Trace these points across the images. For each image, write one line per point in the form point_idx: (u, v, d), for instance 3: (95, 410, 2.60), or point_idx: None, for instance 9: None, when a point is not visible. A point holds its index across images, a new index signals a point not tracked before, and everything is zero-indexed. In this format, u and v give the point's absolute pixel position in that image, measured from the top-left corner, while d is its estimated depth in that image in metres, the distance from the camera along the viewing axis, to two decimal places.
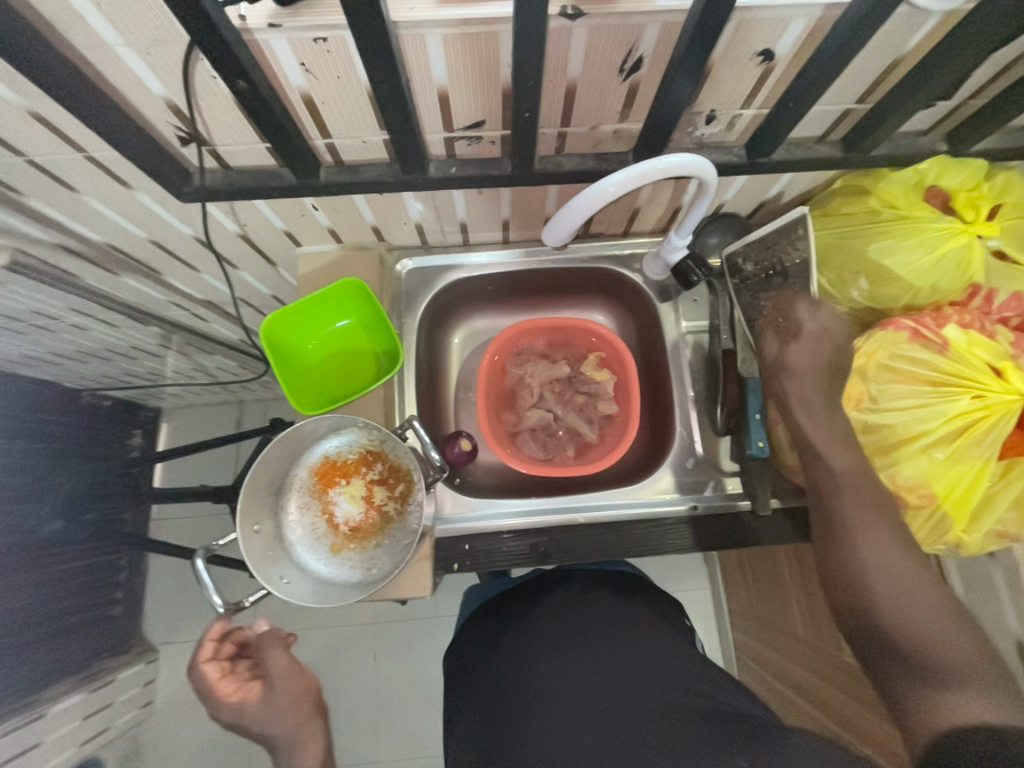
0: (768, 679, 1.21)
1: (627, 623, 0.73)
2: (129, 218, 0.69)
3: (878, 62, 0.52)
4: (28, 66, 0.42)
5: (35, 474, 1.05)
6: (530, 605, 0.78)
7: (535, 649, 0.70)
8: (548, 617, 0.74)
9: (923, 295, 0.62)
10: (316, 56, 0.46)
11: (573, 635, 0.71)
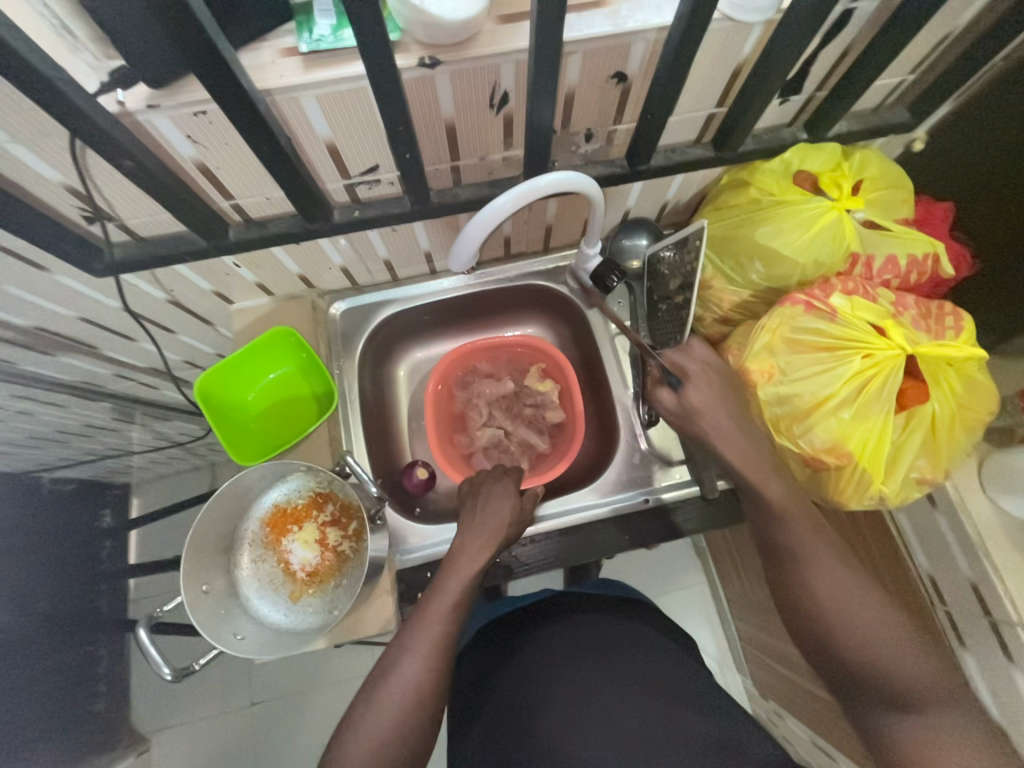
0: (774, 665, 1.20)
1: (644, 649, 0.69)
2: (52, 299, 0.70)
3: (720, 71, 0.57)
4: None
5: None
6: (535, 633, 0.73)
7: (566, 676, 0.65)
8: (557, 647, 0.70)
9: (810, 270, 0.67)
10: (199, 128, 0.49)
11: (585, 661, 0.67)
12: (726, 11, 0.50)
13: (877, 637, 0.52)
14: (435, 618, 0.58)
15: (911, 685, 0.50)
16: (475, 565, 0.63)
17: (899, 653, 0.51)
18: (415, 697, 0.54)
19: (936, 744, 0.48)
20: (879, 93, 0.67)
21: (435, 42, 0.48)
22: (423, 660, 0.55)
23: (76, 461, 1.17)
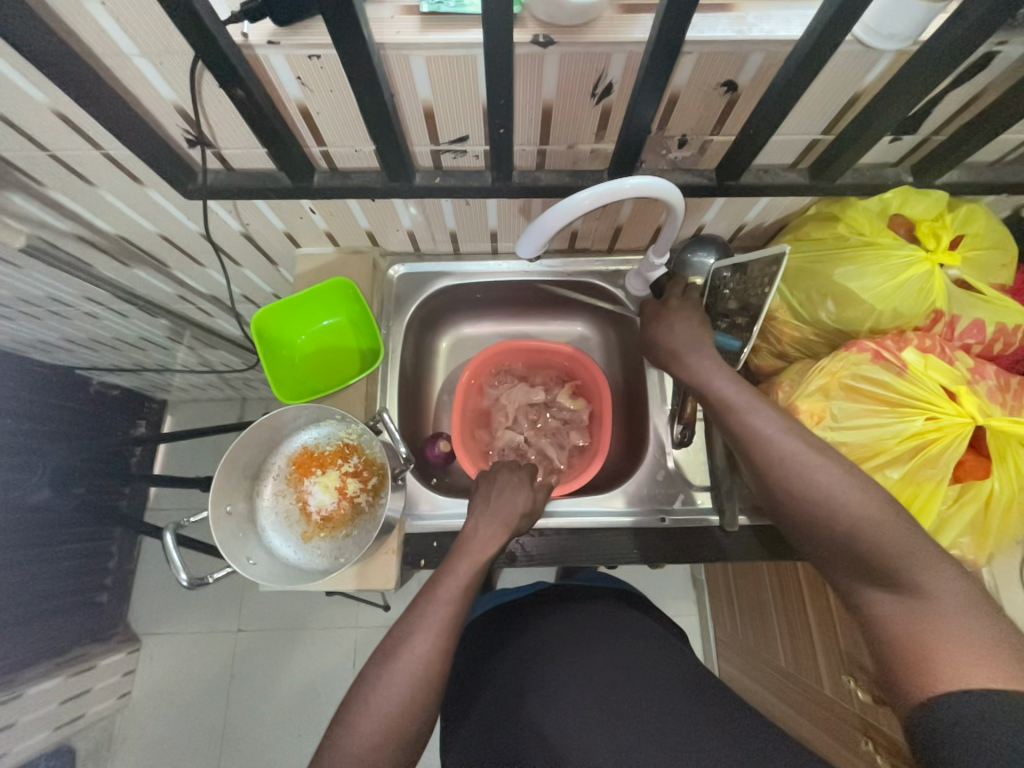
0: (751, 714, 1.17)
1: (639, 644, 0.69)
2: (139, 211, 0.74)
3: (836, 96, 0.55)
4: (58, 72, 0.47)
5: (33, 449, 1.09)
6: (530, 626, 0.74)
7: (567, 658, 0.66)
8: (552, 637, 0.70)
9: (886, 319, 0.64)
10: (310, 71, 0.51)
11: (579, 652, 0.67)
12: (858, 34, 0.48)
13: (872, 539, 0.48)
14: (446, 595, 0.59)
15: (899, 553, 0.46)
16: (486, 548, 0.64)
17: (880, 525, 0.48)
18: (424, 668, 0.54)
19: (918, 619, 0.44)
20: (1002, 149, 0.63)
21: (553, 21, 0.47)
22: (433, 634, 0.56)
23: (126, 368, 1.24)
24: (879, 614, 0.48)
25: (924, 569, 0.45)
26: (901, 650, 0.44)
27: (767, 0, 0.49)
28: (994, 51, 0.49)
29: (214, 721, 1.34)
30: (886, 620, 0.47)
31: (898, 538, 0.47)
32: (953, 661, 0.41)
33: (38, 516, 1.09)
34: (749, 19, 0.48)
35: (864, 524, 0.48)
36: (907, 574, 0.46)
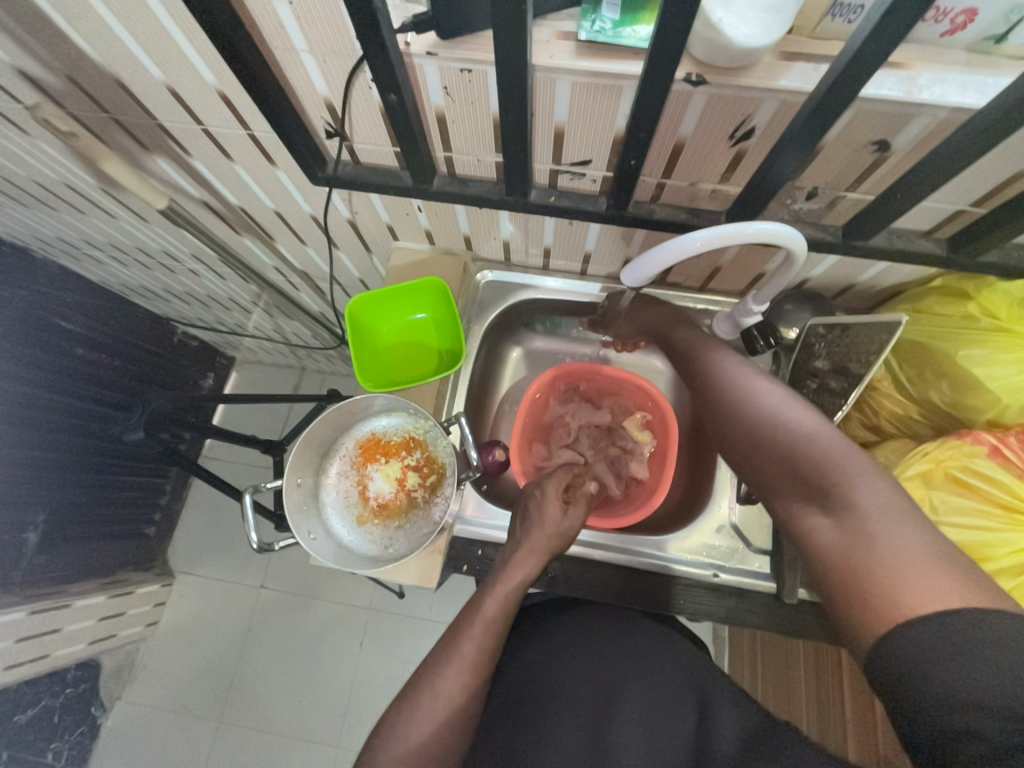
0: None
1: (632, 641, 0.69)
2: (264, 188, 0.80)
3: (999, 171, 0.51)
4: (238, 62, 0.52)
5: (127, 387, 1.22)
6: (527, 645, 0.72)
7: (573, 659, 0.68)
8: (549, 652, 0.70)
9: (1011, 414, 0.58)
10: (459, 83, 0.52)
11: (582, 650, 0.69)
12: None
13: (813, 465, 0.51)
14: (464, 652, 0.59)
15: (835, 472, 0.49)
16: (514, 593, 0.64)
17: (817, 446, 0.51)
18: (440, 728, 0.55)
19: (850, 534, 0.47)
20: None
21: (710, 61, 0.47)
22: (448, 692, 0.56)
23: (210, 324, 1.35)
24: (813, 534, 0.50)
25: (859, 487, 0.48)
26: (839, 570, 0.46)
27: (944, 64, 0.46)
28: None
29: (224, 667, 1.40)
30: (819, 540, 0.49)
31: (833, 456, 0.50)
32: (884, 571, 0.43)
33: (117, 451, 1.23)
34: (921, 80, 0.46)
35: (808, 457, 0.52)
36: (840, 491, 0.49)
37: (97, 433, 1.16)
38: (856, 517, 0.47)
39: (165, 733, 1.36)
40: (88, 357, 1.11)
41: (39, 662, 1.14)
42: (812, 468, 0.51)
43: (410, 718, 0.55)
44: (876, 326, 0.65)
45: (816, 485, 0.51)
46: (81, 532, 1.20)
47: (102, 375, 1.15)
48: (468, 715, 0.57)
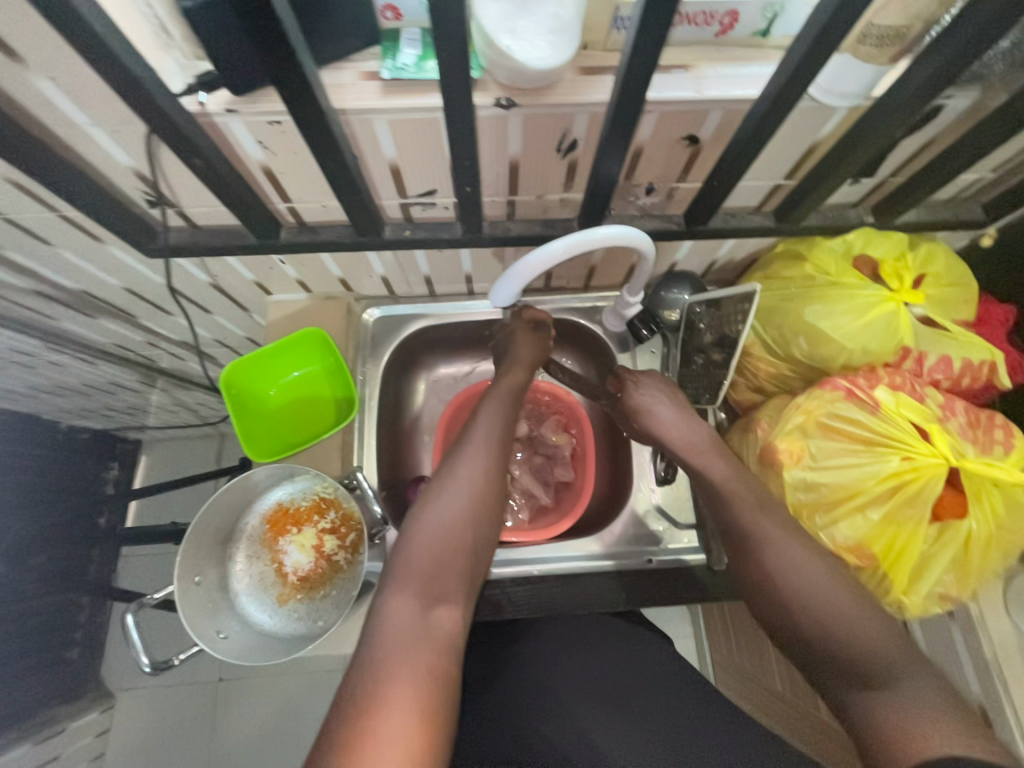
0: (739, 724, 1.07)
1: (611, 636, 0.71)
2: (102, 268, 0.72)
3: (795, 147, 0.56)
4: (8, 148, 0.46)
5: None
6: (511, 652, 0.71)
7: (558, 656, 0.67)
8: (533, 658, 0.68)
9: (857, 357, 0.65)
10: (271, 136, 0.50)
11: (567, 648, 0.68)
12: (811, 91, 0.49)
13: (867, 647, 0.46)
14: (478, 435, 0.61)
15: (887, 655, 0.45)
16: (507, 400, 0.65)
17: (867, 624, 0.47)
18: (471, 500, 0.56)
19: (905, 711, 0.42)
20: (959, 187, 0.65)
21: (515, 84, 0.48)
22: (472, 470, 0.58)
23: (95, 412, 1.15)
24: (866, 720, 0.44)
25: (910, 677, 0.44)
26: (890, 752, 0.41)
27: (723, 60, 0.50)
28: (942, 104, 0.51)
29: None
30: (877, 725, 0.43)
31: (891, 639, 0.46)
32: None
33: None
34: (705, 79, 0.49)
35: (864, 630, 0.47)
36: (894, 673, 0.44)
37: None
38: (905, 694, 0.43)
39: None
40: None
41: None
42: (857, 638, 0.46)
43: (437, 500, 0.57)
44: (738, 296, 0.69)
45: (867, 661, 0.45)
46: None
47: None
48: (495, 497, 0.59)
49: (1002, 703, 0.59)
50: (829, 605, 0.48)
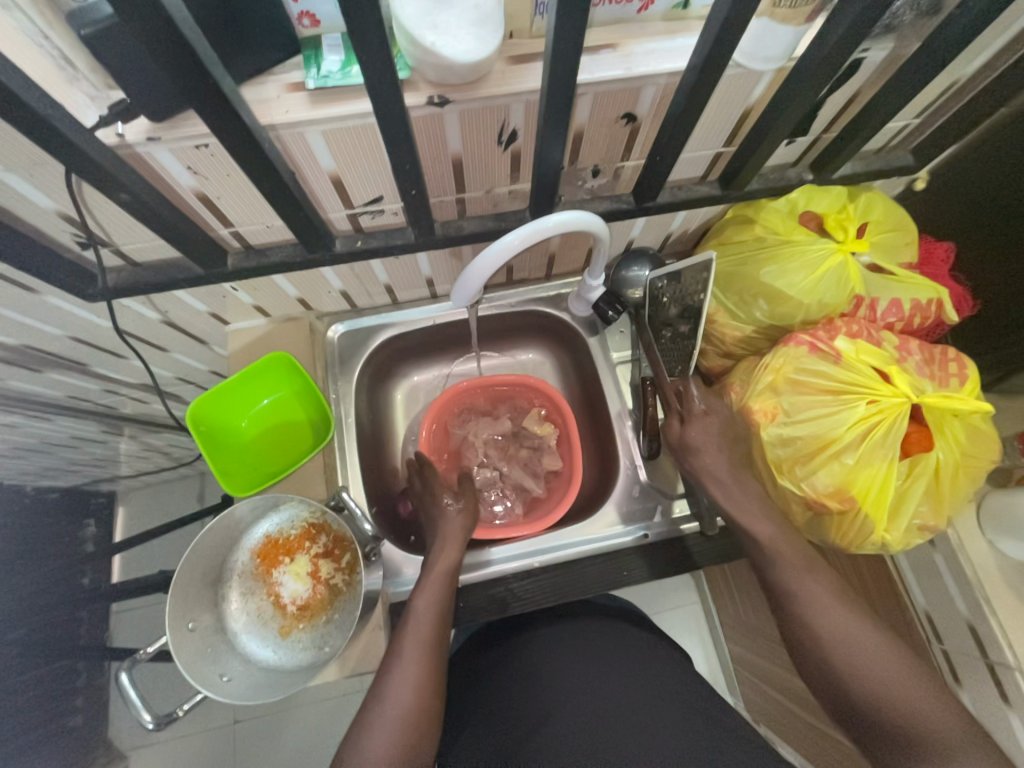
0: (754, 684, 1.09)
1: (604, 642, 0.73)
2: (42, 319, 0.68)
3: (729, 114, 0.57)
4: None
5: None
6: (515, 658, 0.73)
7: (560, 666, 0.69)
8: (521, 672, 0.70)
9: (815, 311, 0.67)
10: (199, 161, 0.48)
11: (570, 660, 0.70)
12: (737, 59, 0.50)
13: (921, 728, 0.47)
14: (409, 652, 0.57)
15: (939, 736, 0.46)
16: (445, 584, 0.64)
17: (920, 704, 0.48)
18: (405, 727, 0.52)
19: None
20: (887, 135, 0.67)
21: (445, 82, 0.47)
22: (405, 693, 0.54)
23: (60, 470, 1.10)
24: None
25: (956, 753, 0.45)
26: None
27: (649, 36, 0.50)
28: (859, 57, 0.53)
29: None
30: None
31: (924, 694, 0.48)
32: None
33: None
34: (634, 56, 0.49)
35: (918, 715, 0.47)
36: (916, 715, 0.47)
37: None
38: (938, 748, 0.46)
39: None
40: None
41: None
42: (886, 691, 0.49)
43: (367, 736, 0.51)
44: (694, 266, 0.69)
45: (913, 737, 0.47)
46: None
47: None
48: (434, 700, 0.55)
49: (988, 617, 0.64)
50: (856, 656, 0.51)
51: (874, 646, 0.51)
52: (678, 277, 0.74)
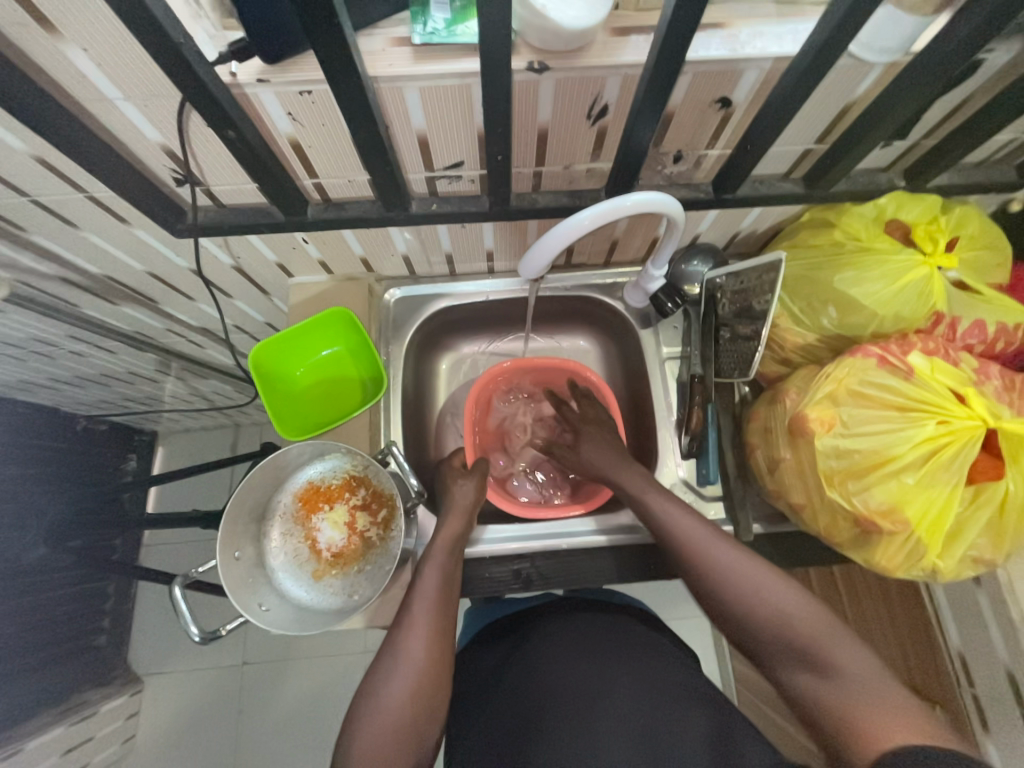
0: (758, 704, 1.07)
1: (603, 637, 0.71)
2: (125, 251, 0.72)
3: (829, 108, 0.55)
4: (45, 128, 0.46)
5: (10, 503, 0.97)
6: (520, 652, 0.72)
7: (558, 656, 0.68)
8: (522, 672, 0.69)
9: (889, 324, 0.64)
10: (301, 106, 0.49)
11: (566, 652, 0.69)
12: (852, 49, 0.48)
13: (776, 607, 0.53)
14: (418, 607, 0.59)
15: (818, 635, 0.51)
16: (450, 551, 0.65)
17: (796, 612, 0.53)
18: (417, 680, 0.54)
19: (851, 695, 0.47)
20: (992, 148, 0.64)
21: (547, 47, 0.47)
22: (416, 648, 0.56)
23: (116, 401, 1.17)
24: (802, 696, 0.50)
25: (835, 645, 0.50)
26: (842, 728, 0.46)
27: (758, 18, 0.49)
28: (982, 59, 0.50)
29: (224, 756, 1.25)
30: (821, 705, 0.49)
31: (827, 630, 0.51)
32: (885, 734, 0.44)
33: (28, 574, 1.02)
34: (742, 37, 0.48)
35: (801, 622, 0.52)
36: (825, 653, 0.50)
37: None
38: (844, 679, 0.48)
39: None
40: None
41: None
42: (785, 627, 0.52)
43: (381, 689, 0.53)
44: (763, 265, 0.69)
45: (798, 645, 0.51)
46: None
47: None
48: (445, 662, 0.57)
49: None
50: (762, 605, 0.54)
51: (782, 591, 0.54)
52: (746, 276, 0.73)
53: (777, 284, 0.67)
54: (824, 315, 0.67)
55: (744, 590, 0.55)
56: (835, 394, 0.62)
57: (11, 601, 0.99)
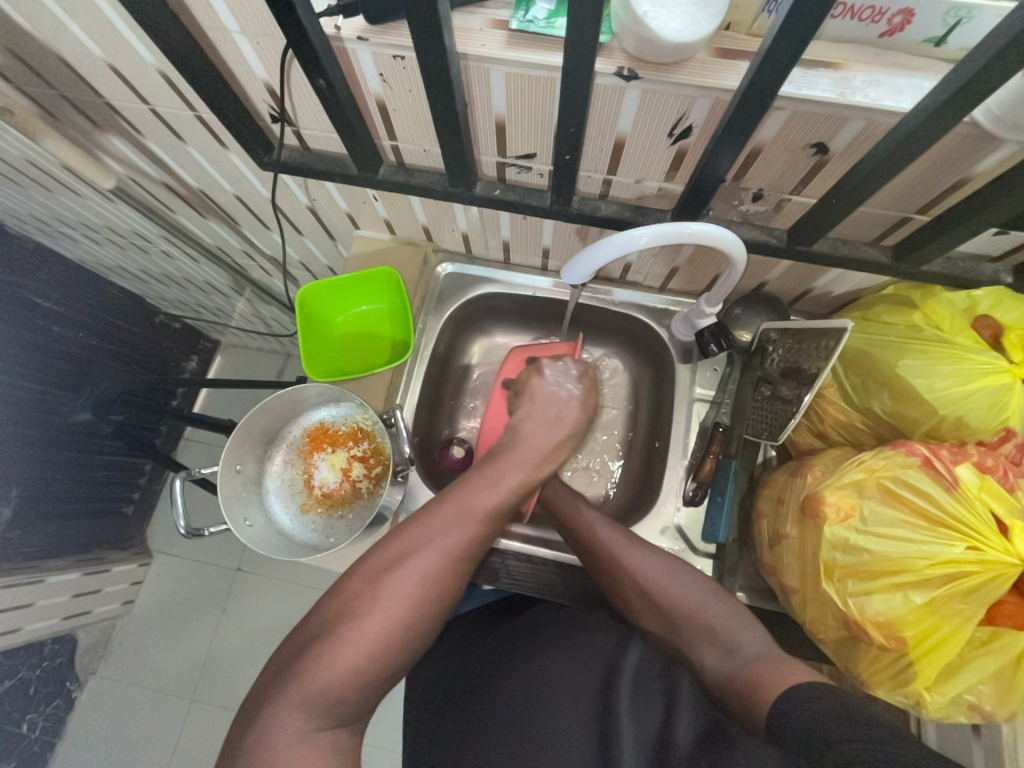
0: None
1: (558, 623, 0.69)
2: (219, 171, 0.78)
3: (937, 177, 0.50)
4: (168, 47, 0.51)
5: (82, 363, 1.07)
6: (486, 639, 0.73)
7: (515, 640, 0.69)
8: (488, 671, 0.67)
9: (946, 426, 0.58)
10: (393, 69, 0.51)
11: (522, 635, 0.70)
12: (974, 115, 0.43)
13: (672, 594, 0.59)
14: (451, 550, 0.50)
15: (725, 623, 0.56)
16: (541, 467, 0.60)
17: (698, 601, 0.58)
18: (404, 629, 0.46)
19: (746, 664, 0.51)
20: None
21: (641, 56, 0.45)
22: (412, 589, 0.47)
23: (185, 305, 1.28)
24: (716, 678, 0.53)
25: (738, 632, 0.55)
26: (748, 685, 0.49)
27: (880, 65, 0.45)
28: None
29: (198, 647, 1.34)
30: (718, 676, 0.52)
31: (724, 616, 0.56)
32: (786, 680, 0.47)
33: (79, 437, 1.10)
34: (855, 82, 0.44)
35: (713, 614, 0.57)
36: (723, 635, 0.55)
37: (55, 426, 1.04)
38: (744, 657, 0.52)
39: (135, 714, 1.30)
40: (70, 335, 1.04)
41: (10, 637, 1.07)
42: (680, 614, 0.58)
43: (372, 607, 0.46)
44: (826, 328, 0.63)
45: (712, 632, 0.55)
46: (55, 507, 1.11)
47: (54, 350, 1.00)
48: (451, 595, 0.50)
49: None
50: (664, 594, 0.59)
51: (680, 583, 0.60)
52: (801, 337, 0.68)
53: (833, 352, 0.62)
54: (878, 399, 0.62)
55: (650, 583, 0.60)
56: (870, 474, 0.57)
57: (58, 454, 1.07)
